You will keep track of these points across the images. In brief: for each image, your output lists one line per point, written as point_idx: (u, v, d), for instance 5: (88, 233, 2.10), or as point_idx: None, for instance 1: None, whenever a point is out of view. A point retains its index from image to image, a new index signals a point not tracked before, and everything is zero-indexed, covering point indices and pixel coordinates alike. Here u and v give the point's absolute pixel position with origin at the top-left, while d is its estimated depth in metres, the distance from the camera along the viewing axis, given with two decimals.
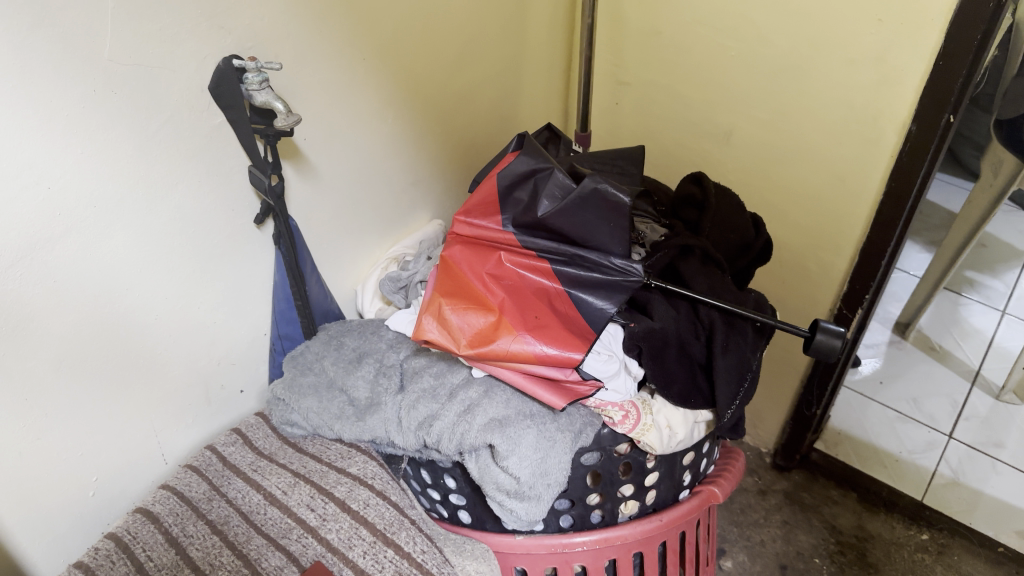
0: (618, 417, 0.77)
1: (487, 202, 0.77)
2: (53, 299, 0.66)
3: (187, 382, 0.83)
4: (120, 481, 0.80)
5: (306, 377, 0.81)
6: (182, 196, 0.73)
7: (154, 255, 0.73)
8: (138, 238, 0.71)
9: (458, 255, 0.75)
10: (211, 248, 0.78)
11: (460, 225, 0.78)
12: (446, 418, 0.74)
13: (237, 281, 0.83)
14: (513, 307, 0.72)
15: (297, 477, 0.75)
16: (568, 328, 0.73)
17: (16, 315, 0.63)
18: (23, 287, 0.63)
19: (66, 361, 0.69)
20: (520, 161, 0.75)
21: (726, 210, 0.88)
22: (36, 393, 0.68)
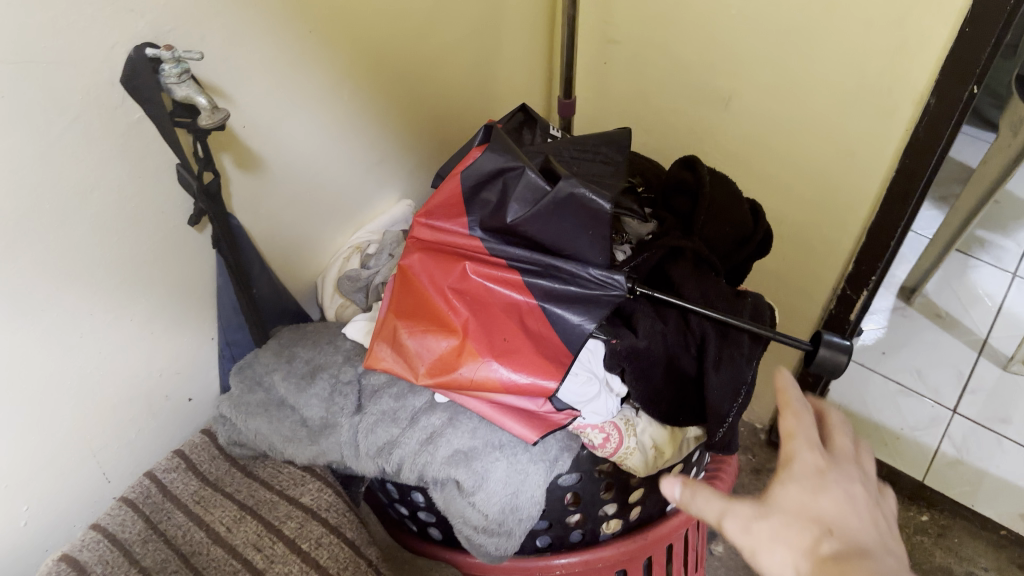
0: (598, 440, 0.69)
1: (452, 203, 0.68)
2: None
3: (126, 397, 0.75)
4: (55, 511, 0.73)
5: (254, 395, 0.73)
6: (99, 202, 0.64)
7: (70, 271, 0.64)
8: (50, 253, 0.62)
9: (418, 266, 0.67)
10: (140, 254, 0.69)
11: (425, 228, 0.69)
12: (407, 447, 0.67)
13: (176, 286, 0.74)
14: (479, 328, 0.64)
15: (243, 510, 0.68)
16: (543, 350, 0.64)
17: None
18: None
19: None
20: (486, 159, 0.66)
21: (722, 199, 0.79)
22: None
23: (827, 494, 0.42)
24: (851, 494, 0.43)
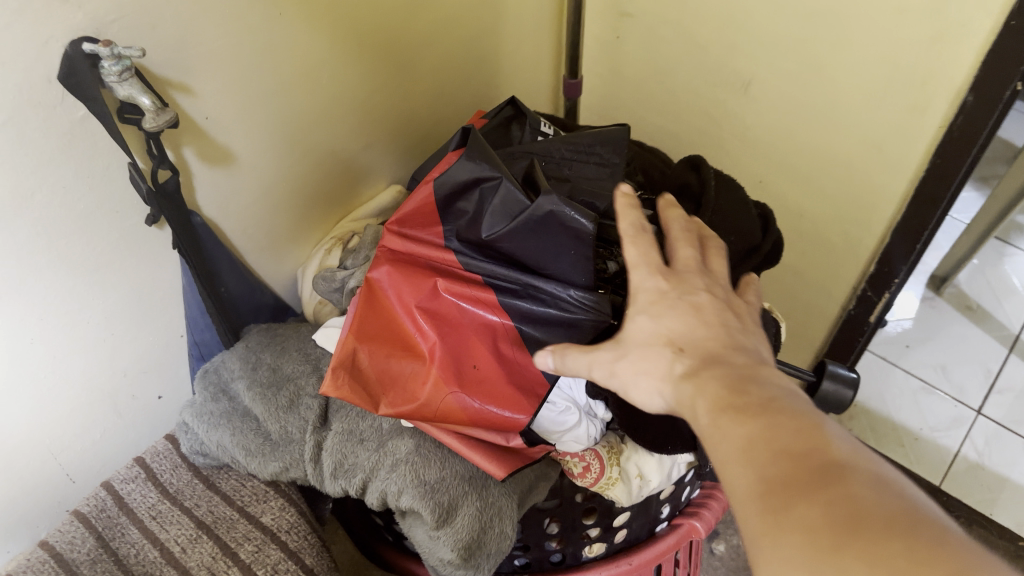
0: (578, 469, 0.65)
1: (426, 210, 0.62)
2: None
3: (88, 399, 0.72)
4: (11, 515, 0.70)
5: (217, 404, 0.70)
6: (43, 205, 0.59)
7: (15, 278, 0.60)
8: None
9: (386, 278, 0.61)
10: (96, 255, 0.65)
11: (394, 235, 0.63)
12: (370, 470, 0.63)
13: (138, 286, 0.70)
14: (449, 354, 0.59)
15: (200, 529, 0.65)
16: (515, 380, 0.60)
17: None
18: None
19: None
20: (461, 167, 0.60)
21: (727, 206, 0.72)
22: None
23: (670, 316, 0.49)
24: (692, 311, 0.49)
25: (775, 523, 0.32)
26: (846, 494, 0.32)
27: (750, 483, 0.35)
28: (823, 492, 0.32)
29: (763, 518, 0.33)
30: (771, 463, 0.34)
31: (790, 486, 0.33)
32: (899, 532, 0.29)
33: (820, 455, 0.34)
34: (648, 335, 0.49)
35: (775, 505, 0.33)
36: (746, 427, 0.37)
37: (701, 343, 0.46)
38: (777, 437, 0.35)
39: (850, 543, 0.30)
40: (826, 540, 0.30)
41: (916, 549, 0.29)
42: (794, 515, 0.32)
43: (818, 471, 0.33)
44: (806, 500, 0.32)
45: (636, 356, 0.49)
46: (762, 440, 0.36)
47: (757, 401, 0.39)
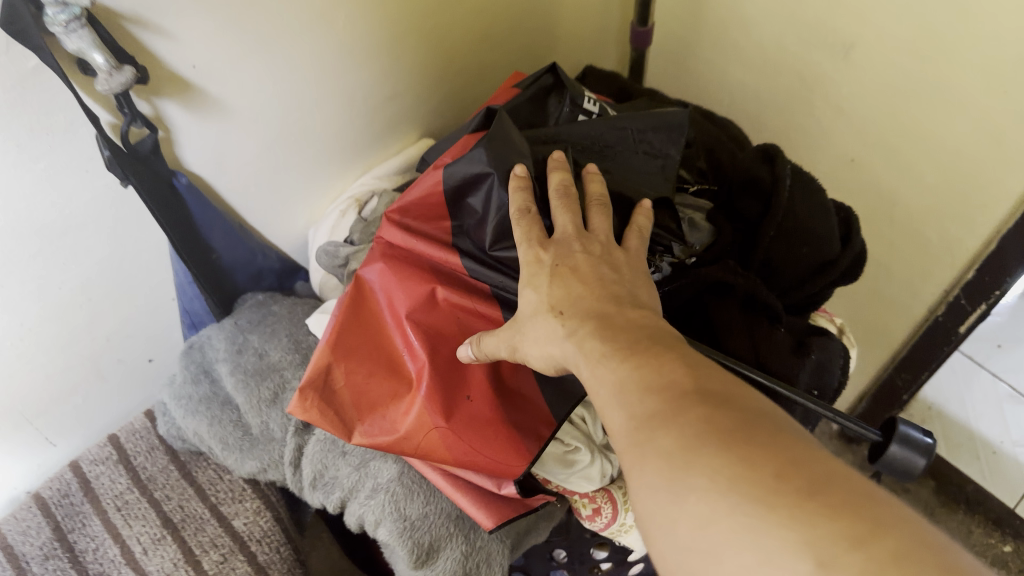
0: (587, 510, 0.56)
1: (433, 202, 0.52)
2: None
3: (66, 364, 0.66)
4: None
5: (196, 388, 0.63)
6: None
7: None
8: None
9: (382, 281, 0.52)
10: (65, 219, 0.57)
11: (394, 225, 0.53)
12: (346, 490, 0.56)
13: (120, 249, 0.63)
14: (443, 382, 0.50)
15: (166, 528, 0.59)
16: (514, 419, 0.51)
17: None
18: None
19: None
20: (469, 158, 0.50)
21: (805, 208, 0.60)
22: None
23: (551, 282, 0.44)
24: (570, 274, 0.44)
25: (641, 458, 0.31)
26: (700, 406, 0.31)
27: (625, 425, 0.33)
28: (681, 418, 0.31)
29: (634, 451, 0.32)
30: (641, 395, 0.34)
31: (656, 413, 0.32)
32: (752, 439, 0.29)
33: (680, 385, 0.33)
34: (534, 307, 0.44)
35: (646, 436, 0.32)
36: (618, 372, 0.36)
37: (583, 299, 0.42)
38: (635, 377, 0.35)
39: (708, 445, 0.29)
40: (687, 462, 0.29)
41: (762, 447, 0.28)
42: (659, 445, 0.31)
43: (668, 403, 0.32)
44: (665, 426, 0.31)
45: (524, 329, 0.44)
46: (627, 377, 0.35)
47: (629, 345, 0.37)
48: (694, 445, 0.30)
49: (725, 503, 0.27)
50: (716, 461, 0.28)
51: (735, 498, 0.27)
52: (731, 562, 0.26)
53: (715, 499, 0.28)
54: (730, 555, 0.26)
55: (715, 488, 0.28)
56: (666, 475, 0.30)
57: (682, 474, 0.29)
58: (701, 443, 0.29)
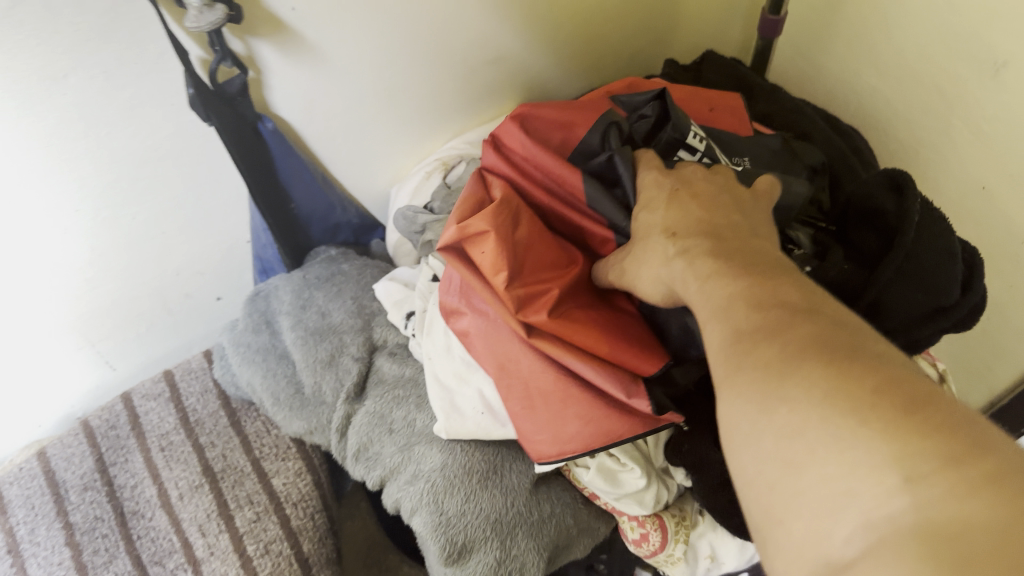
0: (635, 535, 0.53)
1: (556, 123, 0.52)
2: None
3: (133, 294, 0.65)
4: (25, 394, 0.66)
5: (256, 337, 0.61)
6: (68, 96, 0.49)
7: (32, 171, 0.52)
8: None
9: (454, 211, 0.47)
10: (145, 151, 0.56)
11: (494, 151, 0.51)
12: (390, 467, 0.54)
13: (198, 186, 0.61)
14: (531, 310, 0.45)
15: (205, 477, 0.58)
16: (620, 346, 0.45)
17: None
18: None
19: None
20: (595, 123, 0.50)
21: (930, 253, 0.53)
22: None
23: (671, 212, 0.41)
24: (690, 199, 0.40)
25: (733, 369, 0.29)
26: (797, 315, 0.29)
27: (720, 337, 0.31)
28: (787, 333, 0.28)
29: (727, 361, 0.30)
30: (740, 306, 0.31)
31: (756, 324, 0.29)
32: (861, 361, 0.26)
33: (788, 306, 0.30)
34: (649, 228, 0.41)
35: (743, 344, 0.30)
36: (726, 294, 0.32)
37: (696, 221, 0.38)
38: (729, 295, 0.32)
39: (807, 362, 0.27)
40: (781, 378, 0.27)
41: (853, 354, 0.26)
42: (758, 356, 0.28)
43: (770, 316, 0.29)
44: (767, 342, 0.28)
45: (639, 249, 0.41)
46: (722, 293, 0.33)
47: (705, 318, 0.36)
48: (789, 355, 0.27)
49: (819, 415, 0.25)
50: (814, 370, 0.26)
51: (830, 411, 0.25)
52: (815, 475, 0.24)
53: (808, 412, 0.25)
54: (817, 472, 0.24)
55: (808, 400, 0.26)
56: (757, 387, 0.27)
57: (775, 390, 0.27)
58: (799, 356, 0.27)
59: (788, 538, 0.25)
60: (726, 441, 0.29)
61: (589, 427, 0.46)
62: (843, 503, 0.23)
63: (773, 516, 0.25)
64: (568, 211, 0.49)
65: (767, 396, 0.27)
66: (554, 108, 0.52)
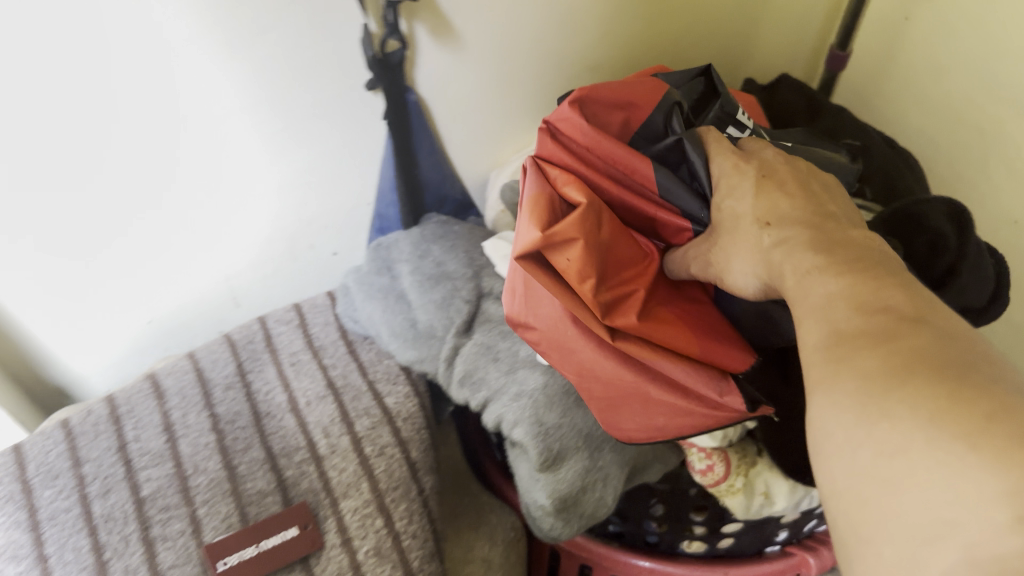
0: (701, 466, 0.61)
1: (614, 113, 0.55)
2: (104, 133, 0.60)
3: (270, 238, 0.75)
4: (162, 312, 0.75)
5: (378, 278, 0.71)
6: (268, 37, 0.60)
7: (221, 106, 0.63)
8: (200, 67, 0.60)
9: (529, 212, 0.49)
10: (309, 105, 0.67)
11: (551, 140, 0.54)
12: (494, 389, 0.63)
13: (342, 147, 0.71)
14: (622, 312, 0.50)
15: (328, 389, 0.66)
16: (706, 343, 0.51)
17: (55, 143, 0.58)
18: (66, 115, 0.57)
19: (96, 174, 0.62)
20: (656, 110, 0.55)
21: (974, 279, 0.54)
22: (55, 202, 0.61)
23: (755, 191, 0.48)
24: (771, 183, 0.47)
25: (835, 380, 0.34)
26: (893, 321, 0.34)
27: (816, 336, 0.36)
28: (890, 344, 0.33)
29: (825, 368, 0.35)
30: (836, 317, 0.36)
31: (852, 326, 0.35)
32: (956, 385, 0.29)
33: (896, 309, 0.35)
34: (738, 218, 0.47)
35: (833, 334, 0.35)
36: (831, 285, 0.38)
37: (791, 214, 0.45)
38: (818, 277, 0.39)
39: (903, 385, 0.31)
40: (879, 388, 0.31)
41: (957, 380, 0.30)
42: (859, 367, 0.33)
43: (859, 326, 0.35)
44: (867, 352, 0.33)
45: (730, 245, 0.47)
46: (812, 279, 0.39)
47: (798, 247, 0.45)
48: (882, 365, 0.32)
49: (919, 438, 0.29)
50: (906, 381, 0.31)
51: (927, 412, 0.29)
52: (906, 498, 0.28)
53: (906, 420, 0.30)
54: (912, 494, 0.28)
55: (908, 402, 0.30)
56: (857, 397, 0.32)
57: (876, 400, 0.31)
58: (891, 365, 0.32)
59: (876, 556, 0.29)
60: (822, 448, 0.34)
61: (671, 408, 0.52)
62: (949, 506, 0.27)
63: (865, 529, 0.30)
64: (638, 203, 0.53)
65: (867, 407, 0.32)
66: (610, 95, 0.55)
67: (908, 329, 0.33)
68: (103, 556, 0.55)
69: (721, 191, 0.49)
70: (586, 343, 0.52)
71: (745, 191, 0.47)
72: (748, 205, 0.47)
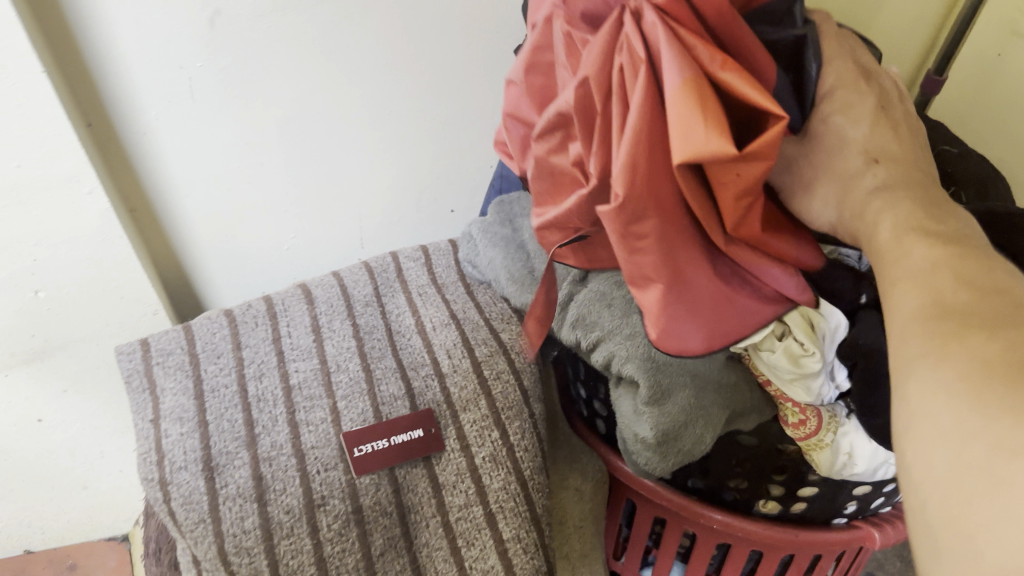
0: (793, 419, 0.66)
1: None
2: (293, 61, 0.66)
3: (403, 186, 0.81)
4: (301, 249, 0.81)
5: (502, 228, 0.76)
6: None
7: (392, 54, 0.70)
8: (385, 12, 0.67)
9: (684, 107, 0.41)
10: (463, 64, 0.74)
11: (676, 6, 0.44)
12: (611, 329, 0.67)
13: (482, 106, 0.78)
14: (745, 223, 0.48)
15: (452, 318, 0.73)
16: (800, 250, 0.52)
17: (250, 65, 0.65)
18: (267, 41, 0.64)
19: (278, 101, 0.68)
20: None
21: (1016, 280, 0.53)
22: (241, 119, 0.68)
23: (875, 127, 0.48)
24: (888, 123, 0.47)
25: (941, 355, 0.35)
26: (1008, 306, 0.35)
27: (912, 303, 0.39)
28: (997, 332, 0.34)
29: (926, 345, 0.36)
30: (934, 283, 0.38)
31: (958, 302, 0.36)
32: None
33: (1010, 295, 0.36)
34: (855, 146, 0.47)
35: (937, 300, 0.37)
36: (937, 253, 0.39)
37: (896, 153, 0.46)
38: (920, 242, 0.41)
39: (1001, 387, 0.32)
40: (997, 370, 0.32)
41: None
42: (955, 357, 0.34)
43: (969, 305, 0.36)
44: (978, 333, 0.34)
45: (833, 174, 0.47)
46: (913, 239, 0.41)
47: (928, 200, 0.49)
48: (998, 339, 0.33)
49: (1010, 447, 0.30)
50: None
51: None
52: (992, 507, 0.30)
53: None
54: (997, 504, 0.30)
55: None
56: (969, 370, 0.33)
57: (996, 378, 0.32)
58: (1010, 346, 0.33)
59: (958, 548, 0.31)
60: (913, 418, 0.36)
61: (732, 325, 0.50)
62: None
63: (946, 517, 0.32)
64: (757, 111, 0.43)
65: (981, 379, 0.33)
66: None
67: (1012, 323, 0.34)
68: (254, 430, 0.62)
69: (833, 102, 0.47)
70: (677, 252, 0.48)
71: (860, 123, 0.47)
72: (861, 132, 0.46)
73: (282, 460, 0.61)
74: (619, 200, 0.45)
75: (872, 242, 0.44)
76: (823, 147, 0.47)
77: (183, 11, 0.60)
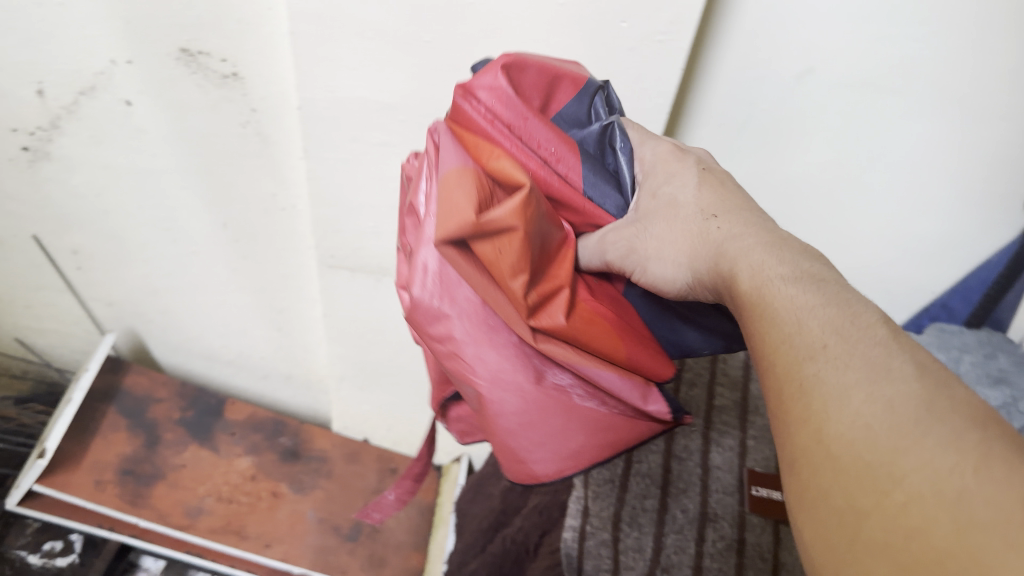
0: None
1: (539, 84, 0.45)
2: (822, 130, 0.69)
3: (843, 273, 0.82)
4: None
5: (943, 349, 0.70)
6: (1006, 124, 0.65)
7: (910, 156, 0.69)
8: (928, 122, 0.66)
9: (459, 181, 0.38)
10: (968, 195, 0.71)
11: (468, 104, 0.43)
12: None
13: (959, 241, 0.74)
14: (546, 310, 0.41)
15: None
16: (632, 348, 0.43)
17: (787, 119, 0.69)
18: (816, 106, 0.67)
19: (791, 159, 0.72)
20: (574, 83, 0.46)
21: None
22: (756, 162, 0.73)
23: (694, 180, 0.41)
24: (715, 182, 0.41)
25: (817, 433, 0.28)
26: (884, 346, 0.28)
27: (777, 370, 0.31)
28: (889, 382, 0.27)
29: (796, 418, 0.29)
30: (795, 337, 0.30)
31: (826, 348, 0.29)
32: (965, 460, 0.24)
33: (882, 336, 0.29)
34: (679, 204, 0.40)
35: (796, 366, 0.30)
36: (794, 296, 0.32)
37: (725, 202, 0.39)
38: (784, 282, 0.33)
39: (908, 446, 0.25)
40: (910, 426, 0.25)
41: (976, 455, 0.24)
42: (851, 413, 0.27)
43: (833, 353, 0.29)
44: (866, 389, 0.27)
45: (664, 238, 0.40)
46: (780, 279, 0.33)
47: None
48: (883, 396, 0.27)
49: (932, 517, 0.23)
50: (923, 423, 0.25)
51: (951, 439, 0.24)
52: None
53: (928, 453, 0.24)
54: None
55: (929, 437, 0.25)
56: (852, 444, 0.26)
57: (905, 436, 0.25)
58: (887, 406, 0.26)
59: None
60: (800, 501, 0.28)
61: (597, 444, 0.43)
62: None
63: None
64: (569, 190, 0.43)
65: (868, 462, 0.26)
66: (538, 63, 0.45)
67: (909, 370, 0.27)
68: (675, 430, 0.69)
69: (657, 177, 0.42)
70: (506, 363, 0.41)
71: (687, 179, 0.41)
72: (693, 193, 0.40)
73: (691, 464, 0.67)
74: (414, 306, 0.41)
75: (730, 288, 0.35)
76: (655, 206, 0.41)
77: (771, 57, 0.65)
